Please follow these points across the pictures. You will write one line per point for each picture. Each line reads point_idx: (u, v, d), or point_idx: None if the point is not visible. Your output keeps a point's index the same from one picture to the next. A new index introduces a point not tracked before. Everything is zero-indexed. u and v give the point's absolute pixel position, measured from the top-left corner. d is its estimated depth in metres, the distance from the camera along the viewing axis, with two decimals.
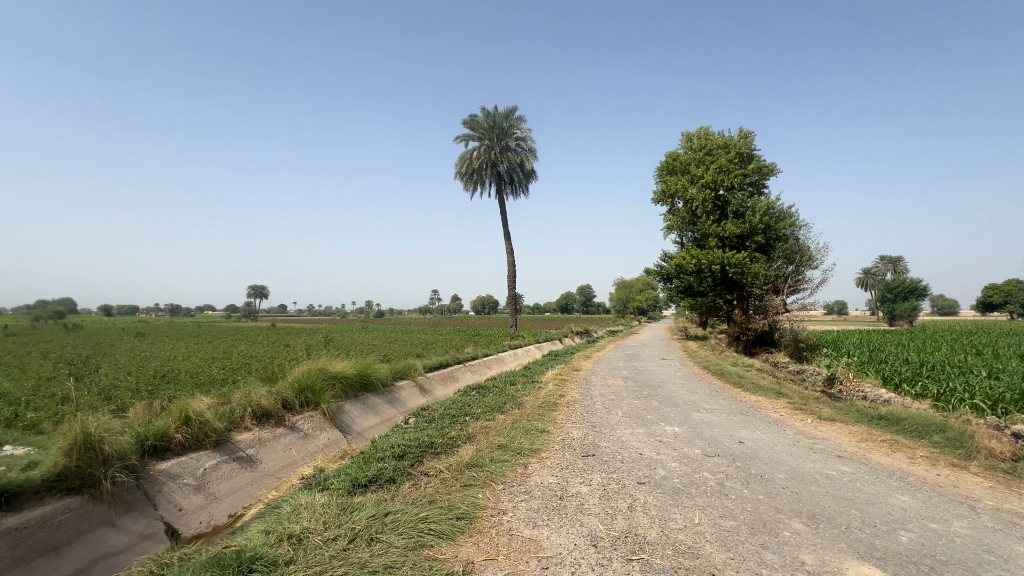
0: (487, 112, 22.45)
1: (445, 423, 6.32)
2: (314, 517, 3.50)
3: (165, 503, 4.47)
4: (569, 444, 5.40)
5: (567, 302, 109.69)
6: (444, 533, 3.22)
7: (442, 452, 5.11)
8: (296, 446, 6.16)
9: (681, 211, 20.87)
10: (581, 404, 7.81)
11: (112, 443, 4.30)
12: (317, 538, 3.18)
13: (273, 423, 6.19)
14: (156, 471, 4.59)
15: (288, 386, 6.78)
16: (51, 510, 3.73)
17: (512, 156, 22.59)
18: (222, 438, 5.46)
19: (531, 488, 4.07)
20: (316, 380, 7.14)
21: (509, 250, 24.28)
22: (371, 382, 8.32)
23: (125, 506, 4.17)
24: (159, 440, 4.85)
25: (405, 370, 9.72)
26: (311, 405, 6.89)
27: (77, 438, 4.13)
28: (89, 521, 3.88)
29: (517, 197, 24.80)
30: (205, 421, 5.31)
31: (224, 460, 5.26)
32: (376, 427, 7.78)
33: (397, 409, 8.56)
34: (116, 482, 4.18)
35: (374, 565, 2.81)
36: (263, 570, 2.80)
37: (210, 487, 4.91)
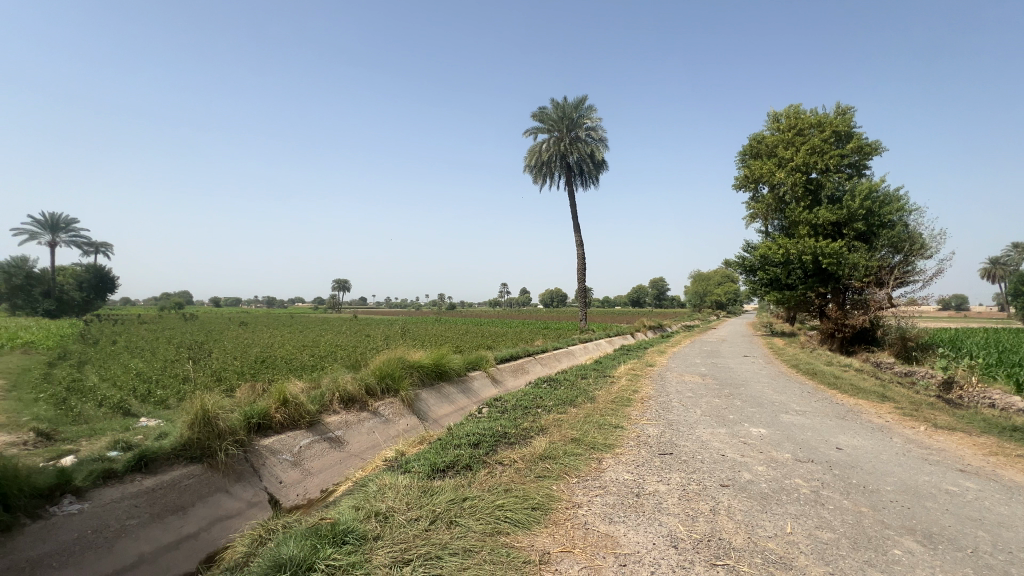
0: (557, 103, 22.20)
1: (517, 414, 6.40)
2: (398, 497, 3.71)
3: (268, 475, 4.95)
4: (645, 441, 5.25)
5: (638, 295, 106.55)
6: (520, 522, 3.26)
7: (515, 442, 5.18)
8: (378, 430, 6.55)
9: (766, 198, 19.42)
10: (656, 401, 7.56)
11: (225, 419, 4.84)
12: (401, 517, 3.35)
13: (358, 407, 6.62)
14: (261, 446, 5.10)
15: (370, 373, 7.23)
16: (179, 475, 4.28)
17: (582, 147, 22.14)
18: (314, 419, 5.94)
19: (606, 483, 4.01)
20: (395, 367, 7.54)
21: (579, 242, 23.99)
22: (445, 371, 8.63)
23: (236, 476, 4.67)
24: (262, 418, 5.38)
25: (477, 361, 9.96)
26: (391, 392, 7.29)
27: (197, 413, 4.70)
28: (209, 487, 4.40)
29: (588, 188, 24.35)
30: (300, 403, 5.83)
31: (317, 439, 5.71)
32: (451, 415, 8.08)
33: (470, 398, 8.82)
34: (229, 454, 4.71)
35: (454, 547, 2.91)
36: (354, 543, 3.00)
37: (305, 463, 5.36)
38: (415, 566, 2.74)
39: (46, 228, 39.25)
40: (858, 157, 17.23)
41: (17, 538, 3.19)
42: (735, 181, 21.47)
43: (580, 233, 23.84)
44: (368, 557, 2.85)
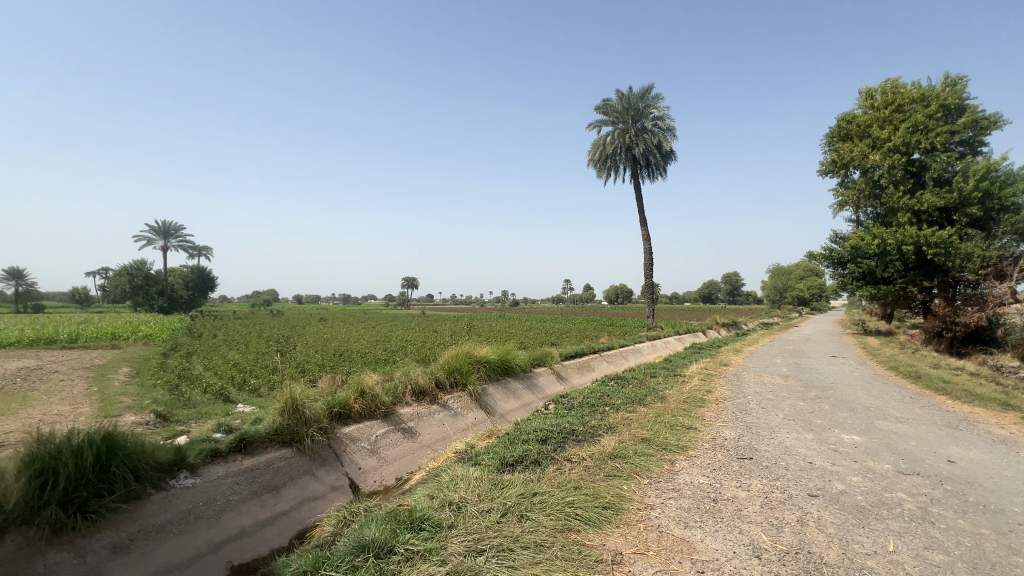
0: (622, 94, 21.62)
1: (585, 411, 6.34)
2: (470, 488, 3.81)
3: (349, 461, 5.28)
4: (721, 445, 4.99)
5: (710, 291, 101.31)
6: (591, 520, 3.23)
7: (584, 440, 5.14)
8: (448, 422, 6.77)
9: (858, 183, 17.71)
10: (732, 402, 7.16)
11: (311, 407, 5.23)
12: (473, 508, 3.44)
13: (428, 400, 6.88)
14: (341, 434, 5.45)
15: (440, 368, 7.49)
16: (273, 457, 4.68)
17: (649, 137, 21.42)
18: (389, 410, 6.25)
19: (680, 486, 3.87)
20: (463, 362, 7.74)
21: (646, 237, 23.24)
22: (511, 367, 8.74)
23: (320, 460, 5.03)
24: (343, 407, 5.75)
25: (543, 358, 9.98)
26: (459, 386, 7.50)
27: (287, 401, 5.12)
28: (298, 469, 4.79)
29: (655, 180, 23.52)
30: (375, 394, 6.17)
31: (392, 429, 6.01)
32: (517, 410, 8.17)
33: (536, 395, 8.87)
34: (315, 440, 5.08)
35: (525, 541, 2.94)
36: (430, 530, 3.13)
37: (381, 451, 5.66)
38: (488, 556, 2.81)
39: (159, 235, 44.52)
40: (972, 133, 15.20)
41: (144, 505, 3.65)
42: (820, 167, 19.80)
43: (646, 227, 23.12)
44: (443, 545, 2.95)
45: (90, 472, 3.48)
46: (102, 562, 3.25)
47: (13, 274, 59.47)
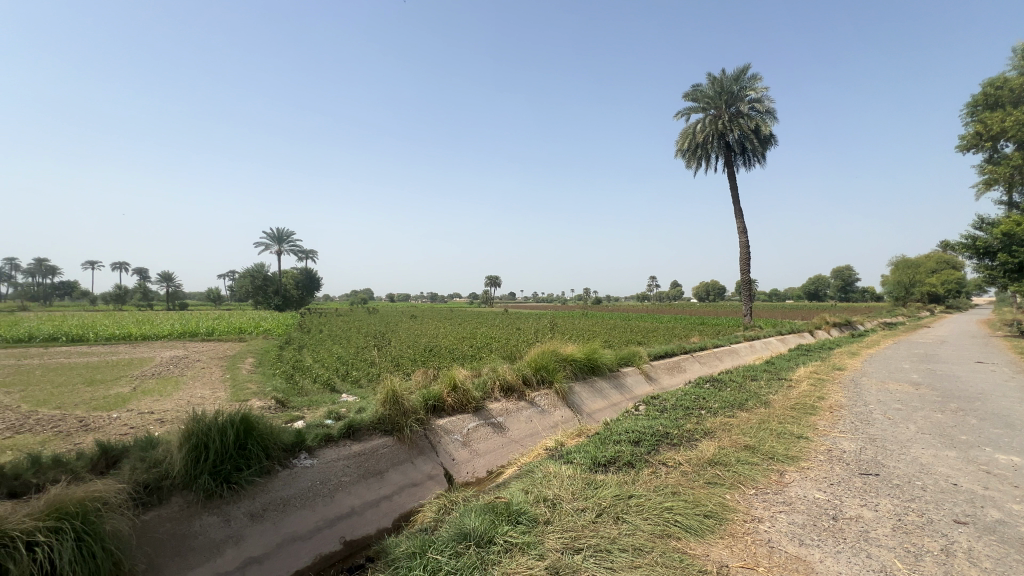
0: (713, 78, 20.30)
1: (678, 414, 6.06)
2: (564, 486, 3.81)
3: (443, 452, 5.54)
4: (839, 457, 4.51)
5: (818, 286, 91.93)
6: (691, 528, 3.09)
7: (679, 444, 4.91)
8: (536, 419, 6.84)
9: (1011, 157, 15.02)
10: (850, 411, 6.42)
11: (409, 400, 5.57)
12: (568, 505, 3.45)
13: (516, 396, 7.00)
14: (436, 426, 5.74)
15: (526, 365, 7.59)
16: (377, 444, 5.06)
17: (745, 122, 19.85)
18: (480, 405, 6.46)
19: (791, 499, 3.55)
20: (549, 360, 7.78)
21: (741, 229, 21.62)
22: (598, 366, 8.60)
23: (418, 450, 5.33)
24: (437, 401, 6.05)
25: (630, 358, 9.71)
26: (546, 383, 7.55)
27: (388, 394, 5.48)
28: (399, 457, 5.11)
29: (753, 167, 21.76)
30: (466, 389, 6.41)
31: (482, 423, 6.20)
32: (605, 410, 8.04)
33: (624, 395, 8.65)
34: (413, 430, 5.40)
35: (623, 543, 2.89)
36: (527, 524, 3.19)
37: (473, 444, 5.87)
38: (586, 555, 2.80)
39: (275, 240, 50.02)
40: None
41: (274, 480, 4.13)
42: (958, 143, 17.14)
43: (741, 218, 21.53)
44: (540, 540, 2.99)
45: (232, 448, 4.01)
46: (242, 527, 3.74)
47: (163, 277, 70.01)
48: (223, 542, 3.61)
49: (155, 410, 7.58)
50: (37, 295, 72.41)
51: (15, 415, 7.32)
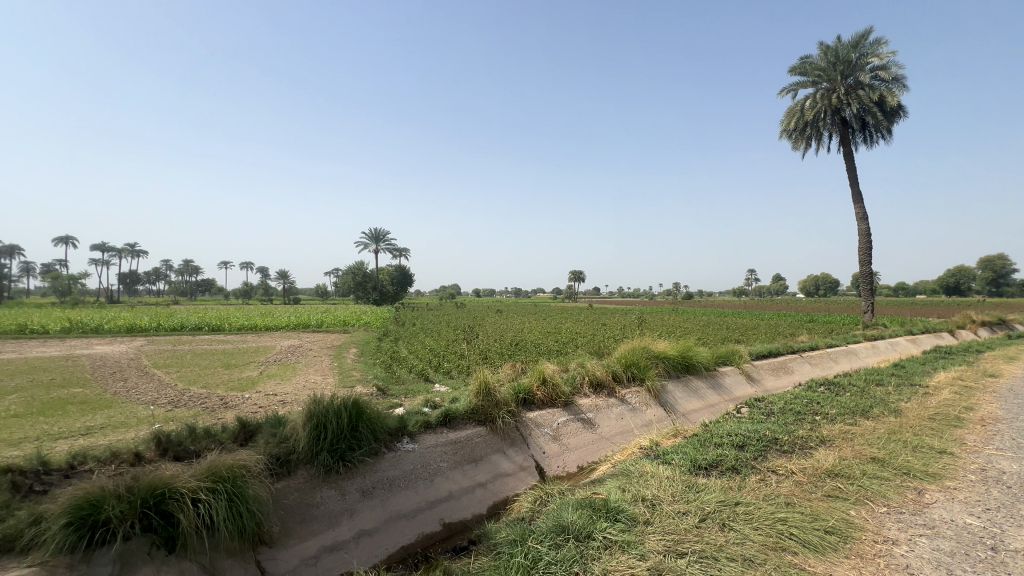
0: (825, 48, 18.22)
1: (787, 419, 5.56)
2: (663, 487, 3.69)
3: (534, 445, 5.62)
4: (996, 479, 3.85)
5: (959, 279, 78.93)
6: (809, 543, 2.83)
7: (790, 451, 4.50)
8: (627, 417, 6.67)
9: None
10: (1009, 426, 5.44)
11: (500, 392, 5.72)
12: (668, 507, 3.33)
13: (606, 392, 6.87)
14: (527, 418, 5.82)
15: (616, 361, 7.42)
16: (471, 433, 5.26)
17: (865, 94, 17.55)
18: (569, 400, 6.43)
19: (934, 522, 3.11)
20: (641, 357, 7.54)
21: (860, 215, 19.21)
22: (693, 364, 8.17)
23: (510, 441, 5.47)
24: (527, 394, 6.12)
25: (728, 356, 9.09)
26: (637, 380, 7.33)
27: (481, 386, 5.69)
28: (492, 447, 5.28)
29: (876, 143, 19.21)
30: (556, 383, 6.42)
31: (572, 418, 6.19)
32: (701, 411, 7.61)
33: (722, 396, 8.12)
34: (505, 421, 5.54)
35: (732, 552, 2.73)
36: (626, 523, 3.13)
37: (563, 438, 5.88)
38: (690, 560, 2.68)
39: (372, 240, 53.94)
40: None
41: (381, 460, 4.48)
42: None
43: (860, 203, 19.13)
44: (641, 540, 2.92)
45: (346, 430, 4.40)
46: (355, 502, 4.11)
47: (280, 274, 78.43)
48: (340, 513, 4.00)
49: (278, 393, 8.59)
50: (185, 291, 85.27)
51: (174, 392, 8.73)
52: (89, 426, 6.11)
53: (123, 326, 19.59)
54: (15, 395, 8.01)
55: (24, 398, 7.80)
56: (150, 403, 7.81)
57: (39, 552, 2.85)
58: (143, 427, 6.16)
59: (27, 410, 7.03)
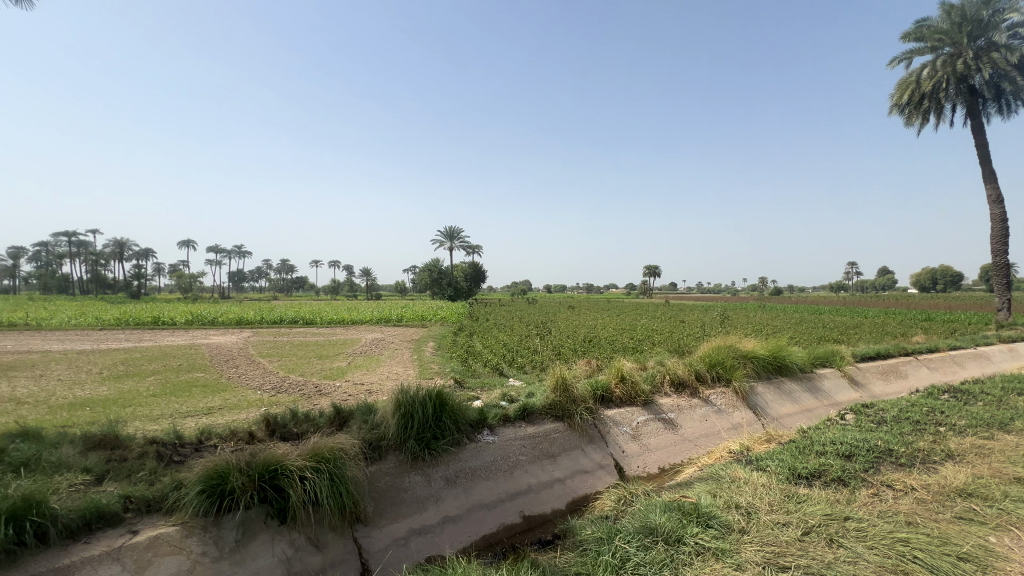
0: (948, 7, 15.90)
1: (903, 429, 4.97)
2: (759, 495, 3.46)
3: (613, 443, 5.51)
4: None
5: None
6: (939, 569, 2.51)
7: (909, 465, 4.02)
8: (712, 419, 6.33)
9: None
10: None
11: (578, 388, 5.67)
12: (765, 516, 3.12)
13: (688, 392, 6.57)
14: (605, 415, 5.72)
15: (700, 360, 7.06)
16: (550, 428, 5.28)
17: (1001, 56, 15.11)
18: (649, 399, 6.22)
19: None
20: (727, 356, 7.10)
21: (993, 198, 16.61)
22: (786, 365, 7.56)
23: (589, 437, 5.41)
24: (605, 391, 6.01)
25: (827, 357, 8.30)
26: (723, 381, 6.92)
27: (558, 381, 5.69)
28: (570, 443, 5.26)
29: (1015, 112, 16.52)
30: (635, 381, 6.23)
31: (652, 418, 5.98)
32: (796, 416, 7.02)
33: (820, 401, 7.44)
34: (583, 418, 5.49)
35: (843, 571, 2.50)
36: (719, 530, 2.98)
37: (643, 438, 5.71)
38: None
39: (447, 239, 55.86)
40: None
41: (464, 450, 4.64)
42: None
43: (992, 183, 16.55)
44: (736, 549, 2.77)
45: (431, 420, 4.60)
46: (440, 489, 4.31)
47: (363, 271, 83.85)
48: (427, 499, 4.21)
49: (365, 382, 9.22)
50: (283, 288, 94.02)
51: (277, 379, 9.68)
52: (210, 407, 6.96)
53: (234, 319, 22.09)
54: (153, 377, 9.32)
55: (159, 380, 9.06)
56: (257, 388, 8.74)
57: (181, 514, 3.31)
58: (253, 410, 6.90)
59: (162, 390, 8.15)
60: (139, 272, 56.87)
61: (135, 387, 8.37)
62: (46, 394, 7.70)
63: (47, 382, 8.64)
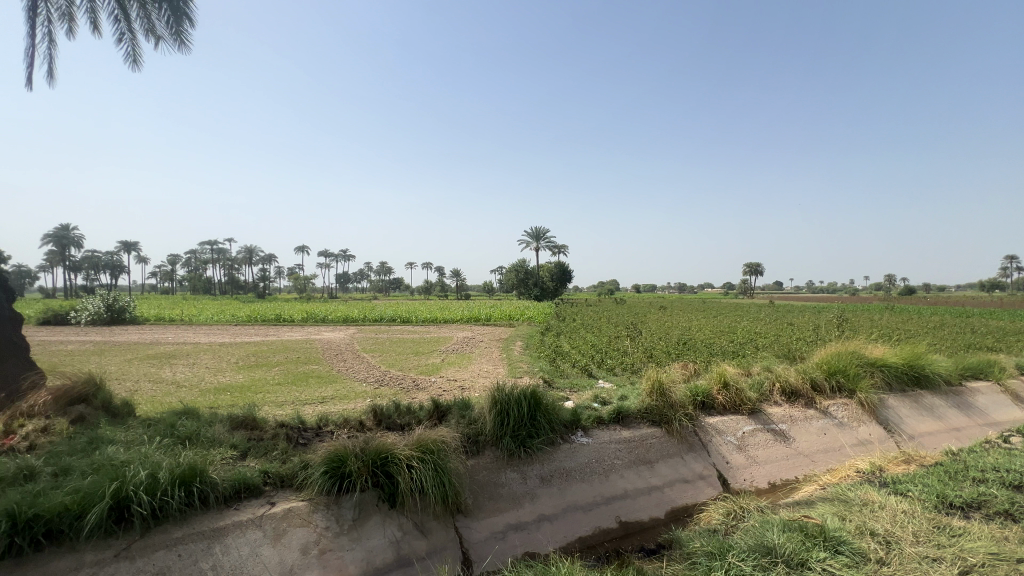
0: None
1: None
2: (900, 522, 3.05)
3: (716, 453, 5.18)
4: None
5: None
6: None
7: None
8: (831, 434, 5.69)
9: None
10: None
11: (676, 393, 5.41)
12: (910, 548, 2.74)
13: (803, 402, 5.96)
14: (707, 423, 5.38)
15: (816, 368, 6.37)
16: (647, 433, 5.09)
17: None
18: (756, 407, 5.74)
19: None
20: (850, 364, 6.33)
21: None
22: (925, 376, 6.55)
23: (688, 446, 5.14)
24: (706, 397, 5.66)
25: (980, 369, 7.07)
26: (845, 391, 6.18)
27: (654, 385, 5.47)
28: (668, 450, 5.04)
29: None
30: (739, 388, 5.78)
31: (761, 428, 5.52)
32: (940, 435, 6.07)
33: (972, 420, 6.34)
34: (682, 424, 5.22)
35: None
36: (852, 557, 2.68)
37: (750, 450, 5.30)
38: None
39: (534, 239, 56.34)
40: None
41: (558, 450, 4.64)
42: None
43: None
44: None
45: (526, 418, 4.66)
46: (536, 487, 4.36)
47: (454, 272, 87.66)
48: (523, 496, 4.29)
49: (457, 378, 9.64)
50: (382, 288, 101.44)
51: (379, 372, 10.50)
52: (324, 396, 7.75)
53: (342, 317, 24.30)
54: (278, 368, 10.58)
55: (283, 371, 10.26)
56: (362, 380, 9.55)
57: (308, 490, 3.70)
58: (359, 400, 7.55)
59: (285, 380, 9.23)
60: (265, 275, 64.89)
61: (264, 376, 9.57)
62: (197, 379, 9.06)
63: (198, 369, 10.21)
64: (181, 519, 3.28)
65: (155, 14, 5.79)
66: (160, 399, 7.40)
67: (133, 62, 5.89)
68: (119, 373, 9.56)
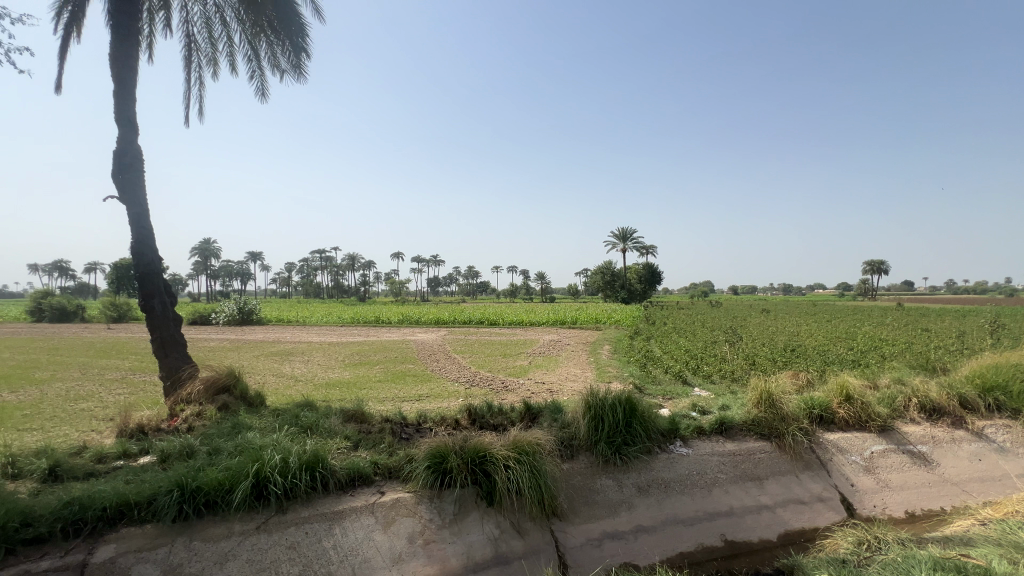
0: None
1: None
2: None
3: (838, 474, 4.64)
4: None
5: None
6: None
7: None
8: (987, 461, 4.84)
9: None
10: None
11: (788, 405, 4.93)
12: None
13: (949, 422, 5.12)
14: (827, 440, 4.83)
15: (966, 382, 5.44)
16: (754, 447, 4.71)
17: None
18: (888, 424, 5.03)
19: None
20: (1012, 379, 5.33)
21: None
22: None
23: (804, 464, 4.67)
24: (825, 411, 5.08)
25: None
26: (1005, 411, 5.22)
27: (762, 395, 5.01)
28: (780, 467, 4.62)
29: None
30: (866, 402, 5.10)
31: (893, 449, 4.84)
32: None
33: None
34: (796, 440, 4.74)
35: None
36: None
37: (880, 472, 4.68)
38: None
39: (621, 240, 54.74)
40: None
41: (656, 460, 4.46)
42: None
43: None
44: None
45: (621, 425, 4.53)
46: (633, 496, 4.24)
47: (539, 275, 88.13)
48: (620, 504, 4.19)
49: (545, 381, 9.67)
50: (470, 292, 104.95)
51: (469, 373, 10.90)
52: (421, 394, 8.21)
53: (434, 319, 25.58)
54: (379, 366, 11.39)
55: (383, 369, 11.04)
56: (454, 380, 9.96)
57: (412, 483, 3.94)
58: (453, 399, 7.88)
59: (386, 378, 9.91)
60: (366, 280, 70.27)
61: (368, 374, 10.37)
62: (312, 375, 10.08)
63: (312, 365, 11.34)
64: (308, 500, 3.67)
65: (279, 51, 6.58)
66: (283, 392, 8.33)
67: (261, 95, 6.74)
68: (250, 368, 10.94)
